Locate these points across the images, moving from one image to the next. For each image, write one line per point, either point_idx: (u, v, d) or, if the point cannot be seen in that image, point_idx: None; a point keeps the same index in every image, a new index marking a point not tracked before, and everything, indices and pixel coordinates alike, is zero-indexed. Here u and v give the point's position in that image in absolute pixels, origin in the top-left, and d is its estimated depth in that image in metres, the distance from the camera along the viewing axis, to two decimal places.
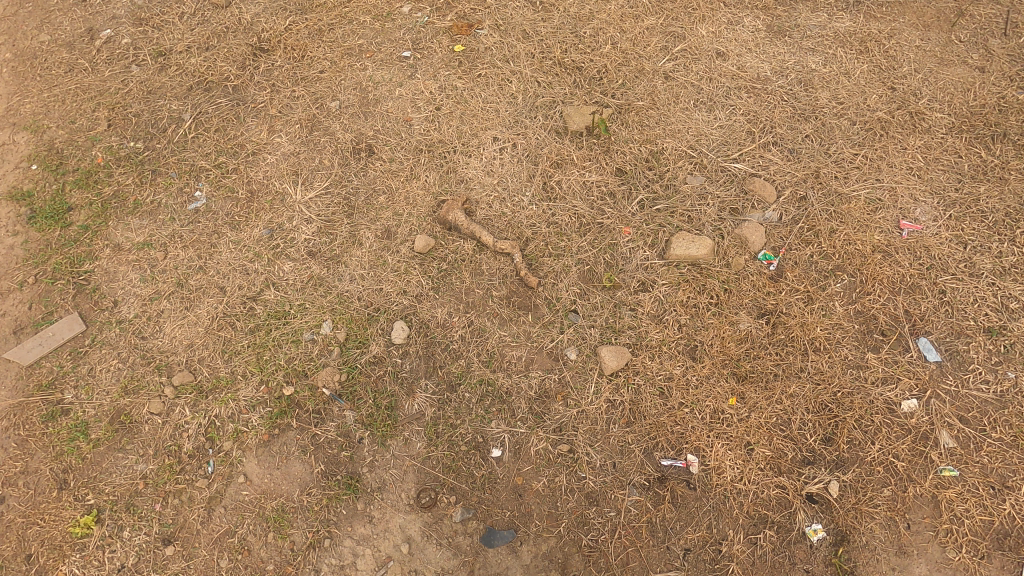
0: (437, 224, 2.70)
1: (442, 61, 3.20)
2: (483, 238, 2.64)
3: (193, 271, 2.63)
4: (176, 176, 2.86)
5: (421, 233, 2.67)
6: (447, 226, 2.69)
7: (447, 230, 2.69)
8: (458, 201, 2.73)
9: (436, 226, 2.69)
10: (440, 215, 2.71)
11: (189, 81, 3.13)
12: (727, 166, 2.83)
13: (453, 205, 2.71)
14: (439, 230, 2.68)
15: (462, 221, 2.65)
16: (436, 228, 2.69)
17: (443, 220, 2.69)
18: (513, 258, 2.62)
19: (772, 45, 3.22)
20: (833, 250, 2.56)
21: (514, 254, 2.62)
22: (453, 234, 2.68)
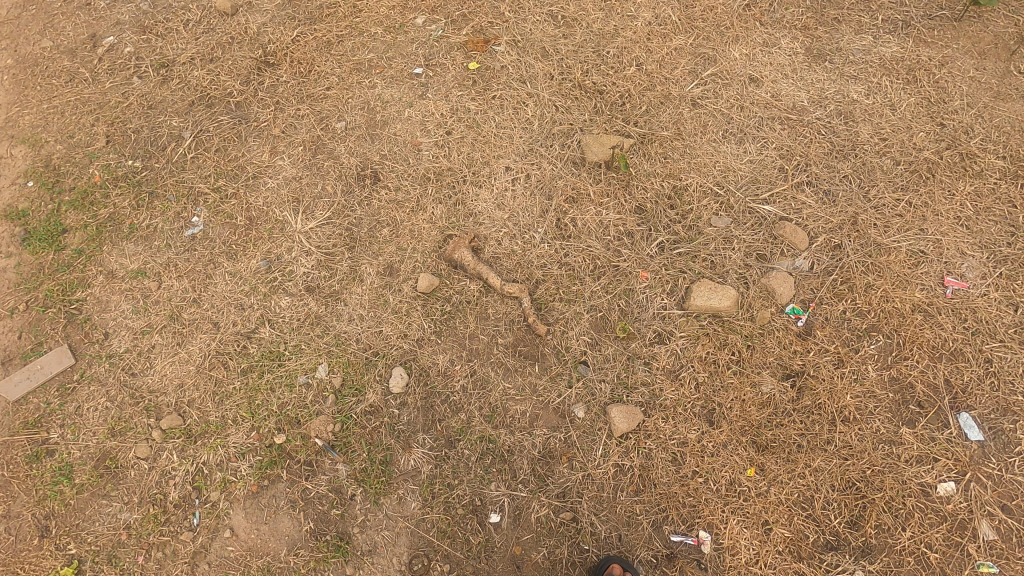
0: (443, 262, 2.55)
1: (455, 80, 3.01)
2: (490, 280, 2.48)
3: (187, 304, 2.52)
4: (173, 199, 2.74)
5: (425, 271, 2.52)
6: (452, 264, 2.54)
7: (453, 269, 2.53)
8: (465, 238, 2.59)
9: (441, 264, 2.54)
10: (446, 252, 2.56)
11: (191, 96, 3.00)
12: (755, 208, 2.63)
13: (461, 243, 2.56)
14: (445, 269, 2.53)
15: (468, 261, 2.50)
16: (441, 266, 2.54)
17: (448, 258, 2.54)
18: (520, 302, 2.46)
19: (810, 71, 2.99)
20: (869, 308, 2.36)
21: (522, 298, 2.45)
22: (459, 273, 2.53)
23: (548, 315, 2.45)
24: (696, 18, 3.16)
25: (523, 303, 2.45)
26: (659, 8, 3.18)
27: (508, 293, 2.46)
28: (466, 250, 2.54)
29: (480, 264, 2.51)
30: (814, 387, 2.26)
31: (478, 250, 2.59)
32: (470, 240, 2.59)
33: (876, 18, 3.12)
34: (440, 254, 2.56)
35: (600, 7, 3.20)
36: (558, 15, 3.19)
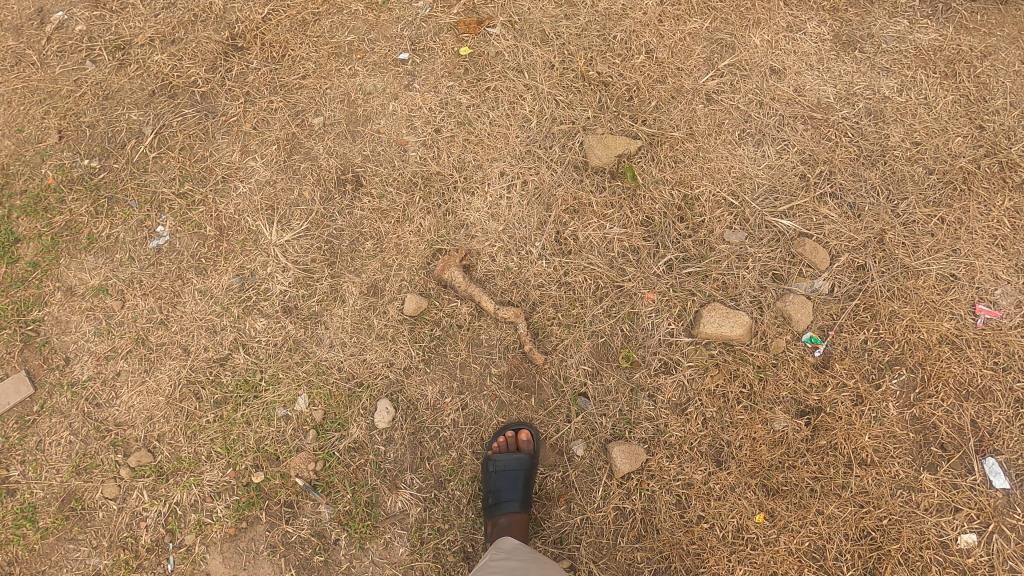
0: (431, 280, 2.33)
1: (445, 68, 2.70)
2: (483, 303, 2.27)
3: (153, 326, 2.32)
4: (135, 206, 2.49)
5: (412, 291, 2.32)
6: (442, 284, 2.33)
7: (442, 289, 2.32)
8: (457, 254, 2.36)
9: (430, 283, 2.33)
10: (435, 270, 2.34)
11: (151, 84, 2.68)
12: (772, 222, 2.40)
13: (452, 260, 2.34)
14: (433, 289, 2.32)
15: (460, 281, 2.29)
16: (429, 285, 2.33)
17: (438, 277, 2.32)
18: (515, 327, 2.27)
19: (838, 61, 2.69)
20: (892, 338, 2.19)
21: (518, 323, 2.26)
22: (448, 294, 2.32)
23: (545, 341, 2.27)
24: None
25: (518, 328, 2.27)
26: None
27: (503, 318, 2.26)
28: (457, 268, 2.33)
29: (472, 285, 2.30)
30: (831, 426, 2.11)
31: (470, 267, 2.38)
32: (462, 256, 2.37)
33: None
34: (429, 272, 2.35)
35: None
36: None
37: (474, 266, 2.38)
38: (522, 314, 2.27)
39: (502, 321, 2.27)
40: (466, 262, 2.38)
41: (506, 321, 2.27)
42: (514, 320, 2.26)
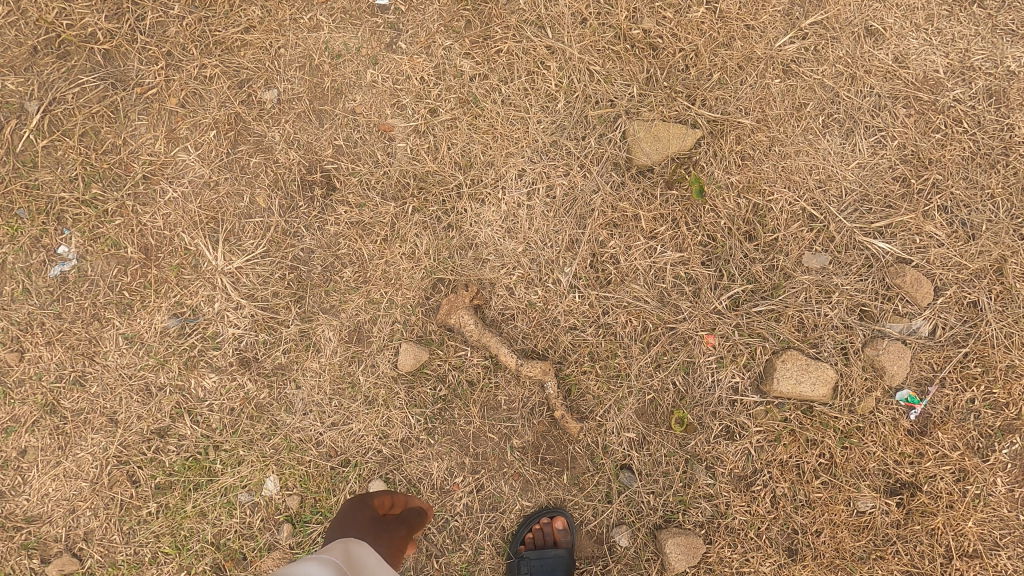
0: (432, 325, 1.81)
1: (440, 19, 1.96)
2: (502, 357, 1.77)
3: (65, 385, 1.77)
4: (24, 217, 1.83)
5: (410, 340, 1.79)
6: (447, 329, 1.81)
7: (448, 335, 1.81)
8: (466, 295, 1.81)
9: (432, 329, 1.81)
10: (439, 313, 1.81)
11: (27, 35, 1.89)
12: (865, 242, 1.89)
13: (459, 304, 1.79)
14: (436, 336, 1.81)
15: (472, 326, 1.78)
16: (430, 332, 1.81)
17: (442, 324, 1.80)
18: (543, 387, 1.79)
19: (949, 21, 2.01)
20: (1006, 398, 1.79)
21: (547, 382, 1.78)
22: (456, 342, 1.81)
23: (580, 401, 1.80)
24: None
25: (548, 389, 1.78)
26: None
27: (528, 375, 1.77)
28: (466, 308, 1.80)
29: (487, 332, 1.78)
30: (927, 508, 1.75)
31: (481, 304, 1.85)
32: (472, 295, 1.82)
33: None
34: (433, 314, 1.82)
35: None
36: None
37: (486, 303, 1.84)
38: (551, 368, 1.78)
39: (527, 379, 1.78)
40: (478, 300, 1.84)
41: (531, 379, 1.78)
42: (542, 379, 1.77)
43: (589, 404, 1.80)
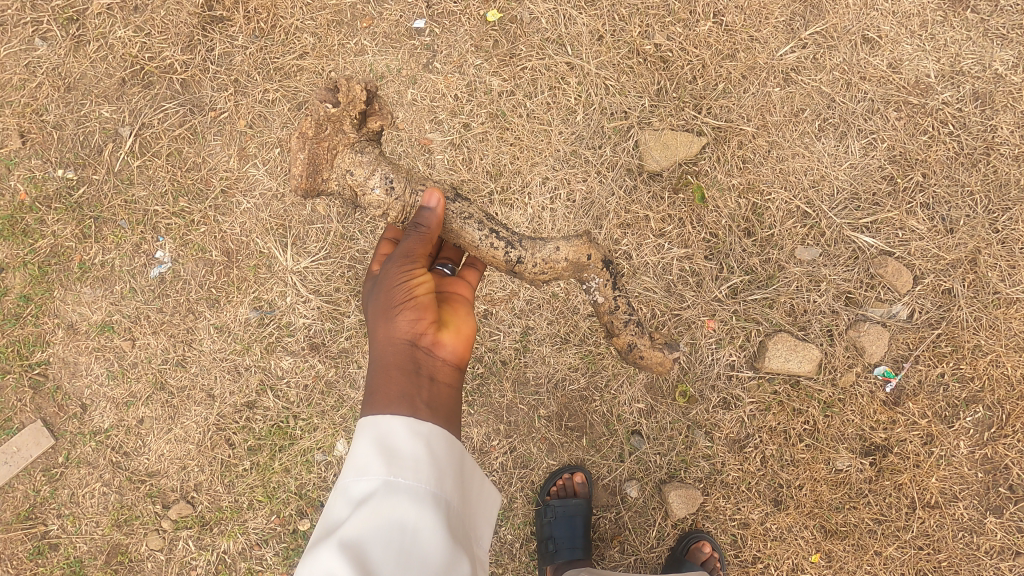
0: (314, 142, 1.86)
1: (471, 40, 2.20)
2: (499, 252, 1.86)
3: (170, 367, 2.15)
4: (126, 226, 2.18)
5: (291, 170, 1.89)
6: (323, 160, 1.88)
7: (349, 167, 1.90)
8: (358, 104, 1.93)
9: (302, 152, 1.88)
10: (319, 121, 1.87)
11: (119, 69, 2.20)
12: (853, 238, 2.13)
13: (352, 99, 1.91)
14: (305, 174, 1.88)
15: (363, 159, 1.89)
16: (305, 172, 1.88)
17: (319, 109, 1.86)
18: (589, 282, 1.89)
19: (943, 26, 2.20)
20: (972, 373, 2.04)
21: (589, 266, 1.88)
22: (344, 178, 1.91)
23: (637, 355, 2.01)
24: None
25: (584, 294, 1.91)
26: None
27: (553, 261, 1.92)
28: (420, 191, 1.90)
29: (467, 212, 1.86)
30: (897, 467, 2.03)
31: (358, 142, 1.95)
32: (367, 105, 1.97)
33: None
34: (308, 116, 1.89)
35: None
36: None
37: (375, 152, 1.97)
38: (585, 249, 1.95)
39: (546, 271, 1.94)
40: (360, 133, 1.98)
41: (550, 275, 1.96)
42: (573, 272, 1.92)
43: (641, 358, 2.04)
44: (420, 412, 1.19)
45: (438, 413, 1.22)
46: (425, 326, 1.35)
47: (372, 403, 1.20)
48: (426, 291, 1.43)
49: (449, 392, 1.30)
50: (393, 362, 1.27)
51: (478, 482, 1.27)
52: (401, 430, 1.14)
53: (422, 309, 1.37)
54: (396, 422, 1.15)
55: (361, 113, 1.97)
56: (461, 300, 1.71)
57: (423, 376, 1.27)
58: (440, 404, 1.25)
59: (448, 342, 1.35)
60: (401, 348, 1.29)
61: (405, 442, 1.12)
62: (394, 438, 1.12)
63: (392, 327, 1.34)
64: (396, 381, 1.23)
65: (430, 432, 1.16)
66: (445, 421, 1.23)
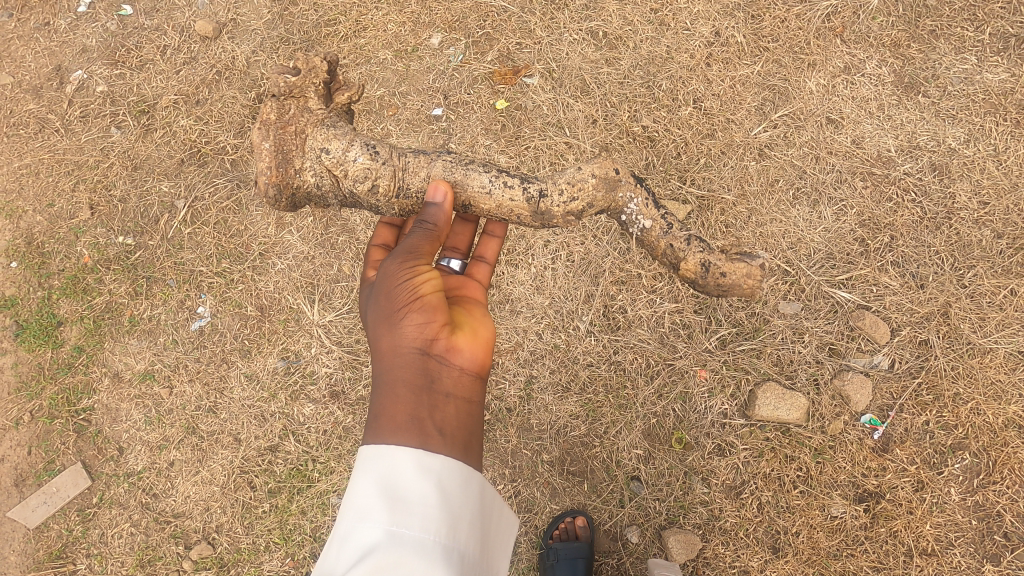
0: (280, 126, 1.93)
1: (481, 124, 2.53)
2: (518, 191, 1.94)
3: (202, 413, 2.35)
4: (174, 285, 2.45)
5: (258, 164, 1.92)
6: (295, 145, 1.95)
7: (324, 144, 1.96)
8: (321, 75, 1.97)
9: (267, 141, 1.91)
10: (284, 102, 1.95)
11: (179, 151, 2.54)
12: (831, 293, 2.31)
13: (314, 69, 1.96)
14: (276, 164, 1.92)
15: (339, 134, 1.97)
16: (274, 163, 1.93)
17: (279, 84, 1.94)
18: (628, 207, 2.04)
19: (898, 108, 2.48)
20: (955, 421, 2.15)
21: (620, 183, 2.02)
22: (320, 160, 1.95)
23: (716, 274, 2.02)
24: (766, 35, 2.55)
25: (630, 227, 2.03)
26: (721, 21, 2.57)
27: (579, 182, 1.99)
28: (415, 150, 2.02)
29: (468, 160, 2.02)
30: (890, 513, 2.11)
31: (328, 118, 2.00)
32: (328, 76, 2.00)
33: (982, 31, 2.52)
34: (272, 97, 1.96)
35: (650, 19, 2.57)
36: (599, 31, 2.58)
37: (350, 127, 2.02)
38: (609, 163, 2.00)
39: (575, 196, 1.99)
40: (331, 108, 2.03)
41: (579, 200, 2.01)
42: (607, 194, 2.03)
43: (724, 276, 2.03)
44: (431, 437, 1.17)
45: (452, 436, 1.20)
46: (436, 330, 1.33)
47: (379, 428, 1.19)
48: (433, 291, 1.39)
49: (464, 406, 1.27)
50: (403, 379, 1.25)
51: (489, 509, 1.24)
52: (408, 467, 1.12)
53: (431, 312, 1.34)
54: (403, 461, 1.13)
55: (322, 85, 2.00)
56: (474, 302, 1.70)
57: (435, 392, 1.25)
58: (452, 423, 1.23)
59: (462, 345, 1.34)
60: (411, 361, 1.27)
61: (411, 483, 1.11)
62: (400, 478, 1.11)
63: (399, 337, 1.31)
64: (405, 402, 1.22)
65: (439, 466, 1.15)
66: (458, 441, 1.21)
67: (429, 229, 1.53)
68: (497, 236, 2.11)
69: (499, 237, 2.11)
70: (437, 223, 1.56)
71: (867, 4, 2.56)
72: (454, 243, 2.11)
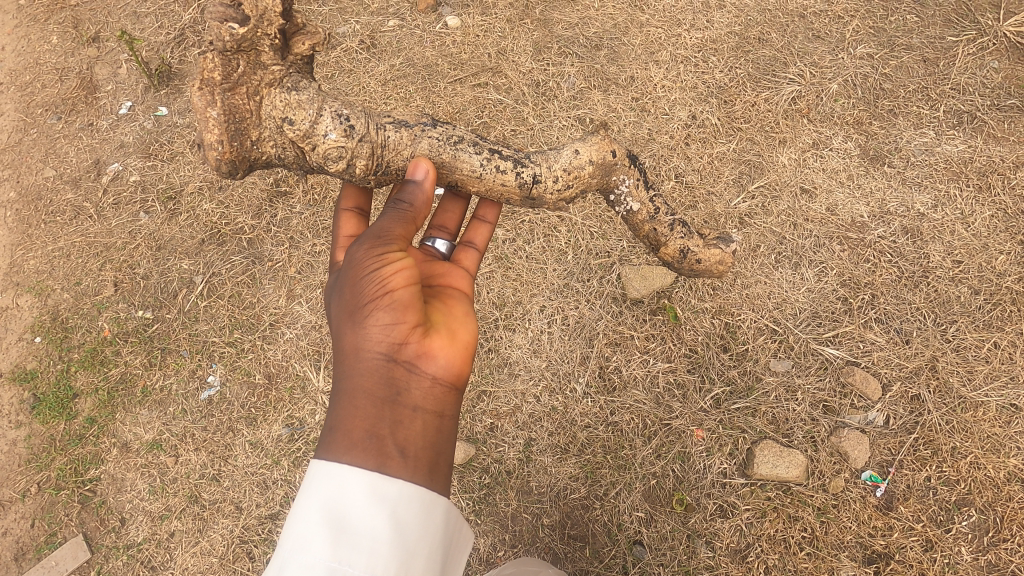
0: (229, 88, 1.57)
1: None
2: (509, 176, 1.84)
3: (205, 481, 2.39)
4: (187, 355, 2.56)
5: (206, 136, 1.58)
6: (248, 112, 1.61)
7: (285, 112, 1.63)
8: (275, 21, 1.57)
9: (213, 106, 1.56)
10: (229, 56, 1.57)
11: (201, 232, 2.74)
12: (819, 350, 2.38)
13: (264, 14, 1.54)
14: (228, 138, 1.59)
15: (304, 99, 1.65)
16: (226, 135, 1.59)
17: (222, 35, 1.52)
18: (619, 188, 1.97)
19: (867, 178, 2.66)
20: (957, 476, 2.17)
21: (616, 167, 1.94)
22: (282, 130, 1.65)
23: (692, 260, 2.09)
24: (738, 117, 2.81)
25: (617, 208, 2.00)
26: (696, 106, 2.83)
27: (576, 168, 1.88)
28: (396, 121, 1.78)
29: (456, 138, 1.82)
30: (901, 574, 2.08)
31: (290, 76, 1.67)
32: (285, 21, 1.61)
33: (937, 109, 2.77)
34: (210, 48, 1.55)
35: (632, 106, 2.84)
36: (586, 117, 2.84)
37: (316, 88, 1.71)
38: (607, 146, 1.91)
39: (571, 184, 1.89)
40: (289, 60, 1.70)
41: (575, 186, 1.91)
42: (601, 177, 1.94)
43: (699, 263, 2.10)
44: (389, 458, 1.23)
45: (414, 457, 1.26)
46: (404, 334, 1.39)
47: (335, 444, 1.24)
48: (402, 286, 1.44)
49: (430, 419, 1.35)
50: (366, 387, 1.32)
51: (446, 534, 1.27)
52: (359, 490, 1.17)
53: (400, 312, 1.41)
54: (352, 484, 1.17)
55: (281, 33, 1.63)
56: (455, 292, 1.76)
57: (399, 405, 1.31)
58: (414, 439, 1.29)
59: (430, 353, 1.41)
60: (376, 370, 1.34)
61: (360, 506, 1.15)
62: (350, 504, 1.15)
63: (365, 339, 1.37)
64: (366, 416, 1.28)
65: (395, 493, 1.19)
66: (420, 462, 1.27)
67: (404, 210, 1.61)
68: (488, 220, 2.02)
69: (490, 222, 2.03)
70: (414, 203, 1.64)
71: (828, 88, 2.83)
72: (441, 221, 2.02)
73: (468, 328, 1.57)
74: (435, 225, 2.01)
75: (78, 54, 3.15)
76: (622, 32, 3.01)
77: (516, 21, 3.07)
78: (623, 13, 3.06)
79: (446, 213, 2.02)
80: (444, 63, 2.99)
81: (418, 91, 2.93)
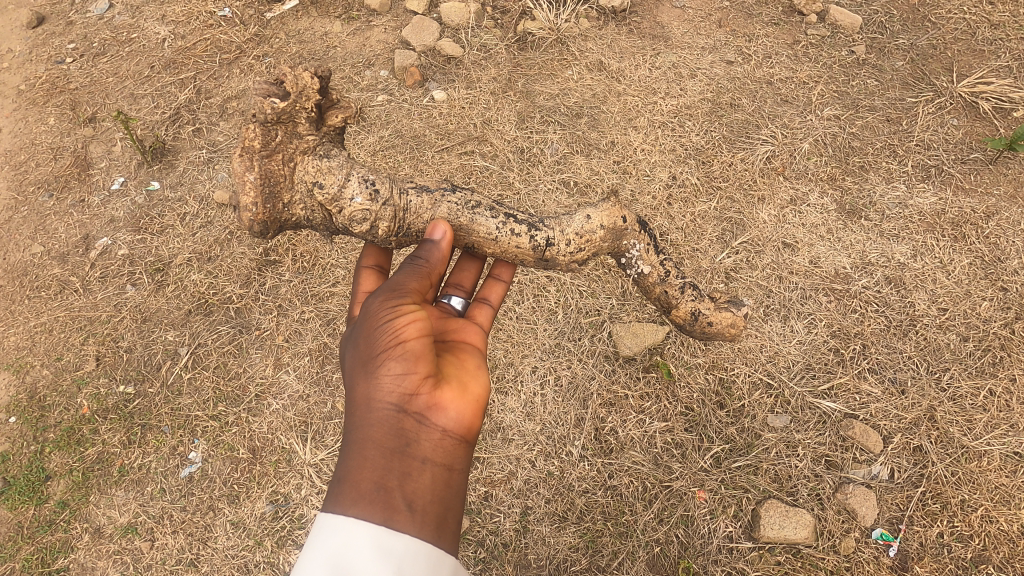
0: (266, 155, 1.64)
1: None
2: (524, 239, 1.86)
3: (182, 568, 2.24)
4: (167, 431, 2.46)
5: (242, 199, 1.62)
6: (283, 177, 1.66)
7: (316, 177, 1.69)
8: (313, 97, 1.68)
9: (251, 171, 1.62)
10: (269, 126, 1.63)
11: (188, 303, 2.72)
12: (816, 403, 2.35)
13: (303, 91, 1.65)
14: (263, 201, 1.64)
15: (334, 166, 1.72)
16: (260, 198, 1.63)
17: (263, 107, 1.60)
18: (630, 252, 1.97)
19: (846, 231, 2.73)
20: (969, 530, 2.10)
21: (627, 231, 1.94)
22: (312, 194, 1.70)
23: (704, 323, 2.05)
24: (717, 176, 2.90)
25: (629, 271, 1.99)
26: (676, 167, 2.93)
27: (588, 233, 1.90)
28: (418, 186, 1.82)
29: (475, 203, 1.85)
30: None
31: (322, 145, 1.75)
32: (323, 97, 1.72)
33: (905, 164, 2.89)
34: (252, 120, 1.63)
35: (614, 169, 2.94)
36: (570, 181, 2.91)
37: (345, 156, 1.78)
38: (618, 211, 1.92)
39: (583, 247, 1.91)
40: (324, 131, 1.80)
41: (587, 250, 1.92)
42: (612, 242, 1.95)
43: (710, 326, 2.06)
44: (396, 512, 1.18)
45: (421, 511, 1.22)
46: (415, 385, 1.37)
47: (342, 496, 1.20)
48: (415, 337, 1.44)
49: (440, 473, 1.31)
50: (376, 438, 1.29)
51: None
52: (364, 544, 1.12)
53: (412, 362, 1.40)
54: (356, 538, 1.12)
55: (318, 108, 1.74)
56: (468, 344, 1.75)
57: (408, 457, 1.28)
58: (422, 493, 1.25)
59: (442, 404, 1.39)
60: (386, 420, 1.32)
61: (364, 559, 1.10)
62: (355, 558, 1.10)
63: (376, 390, 1.36)
64: (375, 467, 1.24)
65: (400, 548, 1.14)
66: (427, 517, 1.22)
67: (419, 264, 1.63)
68: (503, 279, 2.03)
69: (505, 281, 2.03)
70: (430, 259, 1.66)
71: (800, 148, 2.95)
72: (457, 279, 2.02)
73: (479, 380, 1.55)
74: (451, 282, 2.01)
75: (75, 133, 3.23)
76: (601, 101, 3.16)
77: (500, 94, 3.22)
78: (601, 84, 3.22)
79: (463, 272, 2.02)
80: (431, 133, 3.09)
81: (406, 160, 3.00)
